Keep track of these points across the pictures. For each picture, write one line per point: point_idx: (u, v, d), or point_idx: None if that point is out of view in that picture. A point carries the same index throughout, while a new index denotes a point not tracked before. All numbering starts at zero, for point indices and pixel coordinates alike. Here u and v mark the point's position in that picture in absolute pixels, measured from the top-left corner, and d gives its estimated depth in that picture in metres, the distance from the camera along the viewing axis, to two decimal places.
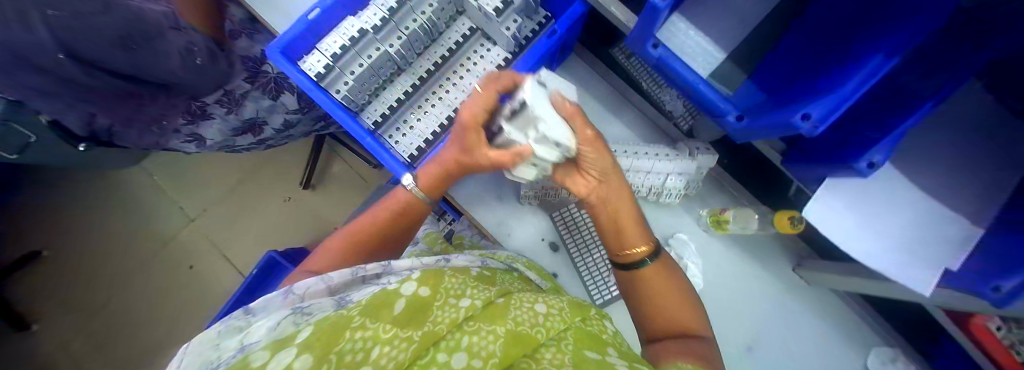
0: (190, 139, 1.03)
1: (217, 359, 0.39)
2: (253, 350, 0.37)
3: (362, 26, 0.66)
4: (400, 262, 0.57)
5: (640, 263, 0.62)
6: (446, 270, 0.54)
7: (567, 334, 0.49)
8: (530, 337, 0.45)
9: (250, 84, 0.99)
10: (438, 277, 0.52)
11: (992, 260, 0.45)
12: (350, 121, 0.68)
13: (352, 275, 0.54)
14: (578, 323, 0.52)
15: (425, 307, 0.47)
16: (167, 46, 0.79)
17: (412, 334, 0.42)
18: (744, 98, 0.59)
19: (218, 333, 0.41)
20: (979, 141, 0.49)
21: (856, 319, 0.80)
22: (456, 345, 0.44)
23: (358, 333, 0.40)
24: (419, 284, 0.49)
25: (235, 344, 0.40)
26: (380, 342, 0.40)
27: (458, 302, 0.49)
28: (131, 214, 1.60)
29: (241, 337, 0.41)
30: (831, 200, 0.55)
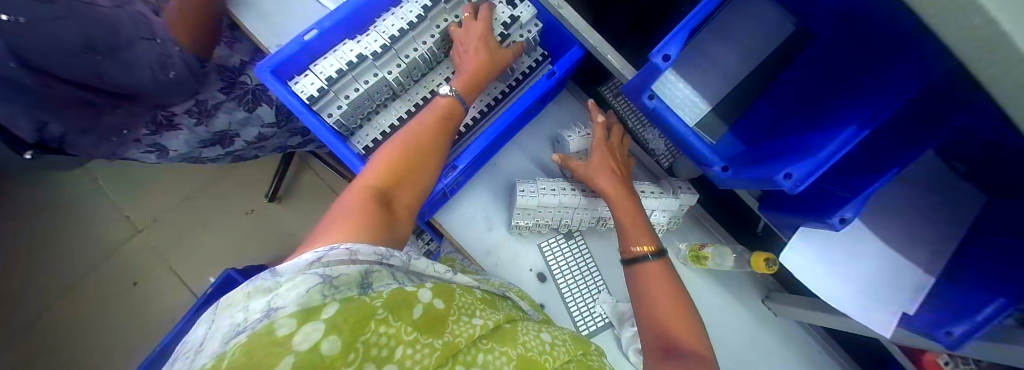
0: (151, 150, 0.95)
1: (245, 322, 0.32)
2: (277, 318, 0.31)
3: (361, 52, 0.66)
4: (419, 262, 0.51)
5: (641, 258, 0.66)
6: (456, 288, 0.52)
7: (571, 364, 0.51)
8: (539, 362, 0.47)
9: (225, 95, 0.94)
10: (449, 294, 0.49)
11: (949, 304, 0.52)
12: (342, 146, 0.66)
13: (377, 260, 0.44)
14: (579, 355, 0.54)
15: (441, 321, 0.44)
16: (138, 58, 0.77)
17: (434, 342, 0.41)
18: (726, 148, 0.65)
19: (248, 294, 0.35)
20: (920, 198, 0.56)
21: (818, 348, 0.85)
22: (472, 360, 0.43)
23: (381, 328, 0.37)
24: (435, 295, 0.45)
25: (261, 306, 0.33)
26: (403, 343, 0.38)
27: (472, 320, 0.48)
28: (65, 224, 1.43)
29: (268, 298, 0.34)
30: (806, 251, 0.58)
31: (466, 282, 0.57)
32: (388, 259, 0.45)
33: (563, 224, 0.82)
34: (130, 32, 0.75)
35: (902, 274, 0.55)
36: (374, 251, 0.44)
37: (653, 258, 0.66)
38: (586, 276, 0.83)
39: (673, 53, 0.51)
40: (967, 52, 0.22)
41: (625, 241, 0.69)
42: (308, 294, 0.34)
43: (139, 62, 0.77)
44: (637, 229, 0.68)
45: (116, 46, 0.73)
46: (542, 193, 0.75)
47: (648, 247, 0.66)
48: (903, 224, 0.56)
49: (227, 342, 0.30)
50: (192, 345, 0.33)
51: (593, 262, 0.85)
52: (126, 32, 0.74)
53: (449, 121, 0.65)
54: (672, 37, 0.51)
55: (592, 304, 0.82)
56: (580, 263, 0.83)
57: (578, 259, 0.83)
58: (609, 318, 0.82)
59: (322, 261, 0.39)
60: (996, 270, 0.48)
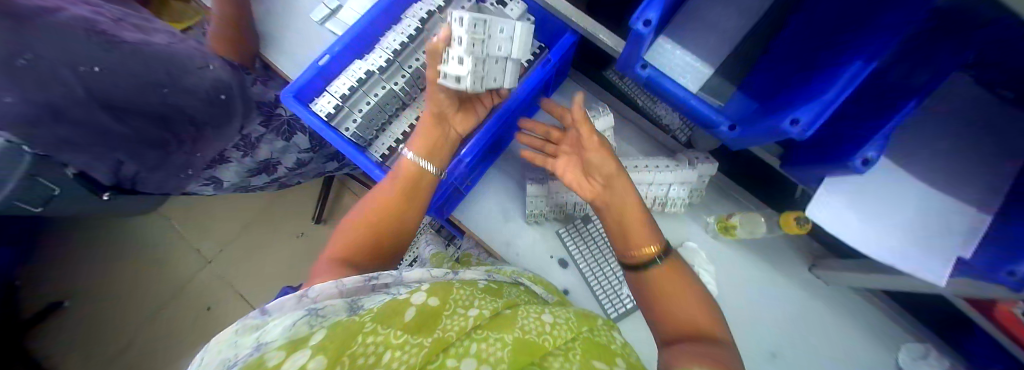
0: (208, 182, 1.08)
1: (234, 358, 0.34)
2: (267, 350, 0.33)
3: (369, 68, 0.72)
4: (411, 272, 0.51)
5: (650, 263, 0.56)
6: (455, 282, 0.50)
7: (575, 344, 0.44)
8: (539, 344, 0.40)
9: (265, 127, 1.05)
10: (447, 289, 0.47)
11: (1002, 244, 0.46)
12: (360, 155, 0.71)
13: (364, 282, 0.47)
14: (587, 331, 0.47)
15: (434, 317, 0.42)
16: (194, 86, 0.89)
17: (423, 340, 0.38)
18: (737, 110, 0.63)
19: (234, 332, 0.36)
20: (964, 135, 0.51)
21: (885, 319, 0.77)
22: (465, 353, 0.39)
23: (369, 338, 0.36)
24: (429, 294, 0.44)
25: (251, 341, 0.35)
26: (391, 348, 0.36)
27: (467, 312, 0.45)
28: (151, 259, 1.65)
29: (258, 333, 0.36)
30: (833, 200, 0.54)
31: (469, 277, 0.56)
32: (377, 279, 0.48)
33: (580, 208, 0.82)
34: (188, 64, 0.88)
35: (945, 216, 0.51)
36: (359, 277, 0.47)
37: (660, 262, 0.56)
38: (610, 259, 0.81)
39: (653, 17, 0.51)
40: None
41: (628, 243, 0.59)
42: (295, 327, 0.36)
43: (193, 87, 0.88)
44: (637, 228, 0.59)
45: (178, 75, 0.86)
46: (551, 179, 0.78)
47: (653, 248, 0.56)
48: (946, 164, 0.52)
49: None
50: None
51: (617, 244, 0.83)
52: (180, 66, 0.86)
53: (413, 192, 0.65)
54: (648, 2, 0.51)
55: (619, 286, 0.80)
56: (602, 246, 0.82)
57: (599, 243, 0.82)
58: None
59: (306, 297, 0.41)
60: None
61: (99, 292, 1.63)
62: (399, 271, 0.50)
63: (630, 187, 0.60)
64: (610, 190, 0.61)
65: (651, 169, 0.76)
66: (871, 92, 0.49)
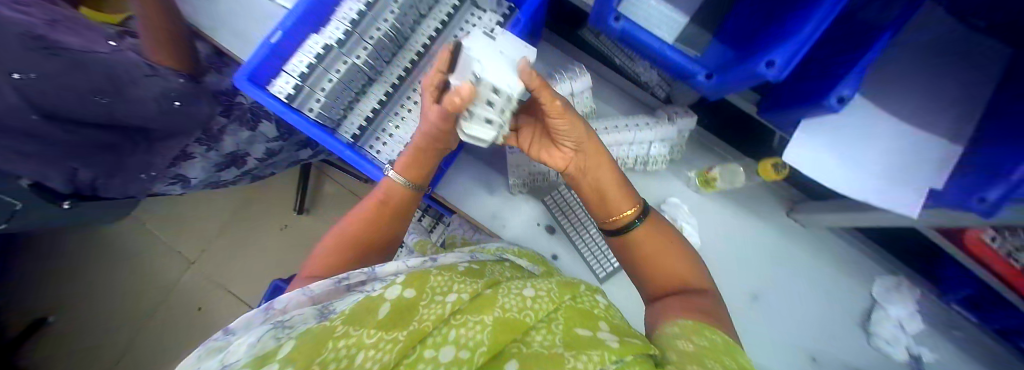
0: (174, 181, 1.02)
1: None
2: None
3: (326, 42, 0.66)
4: (386, 266, 0.50)
5: (629, 226, 0.58)
6: (432, 269, 0.47)
7: (557, 314, 0.44)
8: (520, 321, 0.40)
9: (226, 117, 0.99)
10: (423, 278, 0.45)
11: (968, 175, 0.47)
12: (328, 137, 0.67)
13: (336, 282, 0.47)
14: (569, 301, 0.46)
15: (411, 309, 0.41)
16: (144, 93, 0.82)
17: (397, 334, 0.37)
18: (714, 58, 0.60)
19: (199, 357, 0.36)
20: (939, 67, 0.51)
21: (856, 254, 0.81)
22: (444, 340, 0.38)
23: (343, 342, 0.35)
24: (405, 285, 0.43)
25: (216, 363, 0.34)
26: (364, 348, 0.35)
27: (445, 297, 0.43)
28: (131, 267, 1.59)
29: (221, 356, 0.35)
30: (809, 142, 0.54)
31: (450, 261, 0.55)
32: (348, 279, 0.47)
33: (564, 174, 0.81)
34: (133, 71, 0.81)
35: (916, 153, 0.52)
36: (326, 283, 0.46)
37: (641, 223, 0.58)
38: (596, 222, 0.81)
39: None
40: None
41: (606, 210, 0.60)
42: (261, 344, 0.35)
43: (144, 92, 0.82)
44: (614, 188, 0.59)
45: (121, 83, 0.79)
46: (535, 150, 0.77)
47: (632, 210, 0.58)
48: (920, 97, 0.52)
49: None
50: None
51: None
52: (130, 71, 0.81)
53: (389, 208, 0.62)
54: None
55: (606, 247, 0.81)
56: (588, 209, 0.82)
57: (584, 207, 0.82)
58: None
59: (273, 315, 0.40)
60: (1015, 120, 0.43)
61: (81, 305, 1.57)
62: (371, 268, 0.48)
63: (603, 153, 0.58)
64: (583, 154, 0.57)
65: (630, 128, 0.75)
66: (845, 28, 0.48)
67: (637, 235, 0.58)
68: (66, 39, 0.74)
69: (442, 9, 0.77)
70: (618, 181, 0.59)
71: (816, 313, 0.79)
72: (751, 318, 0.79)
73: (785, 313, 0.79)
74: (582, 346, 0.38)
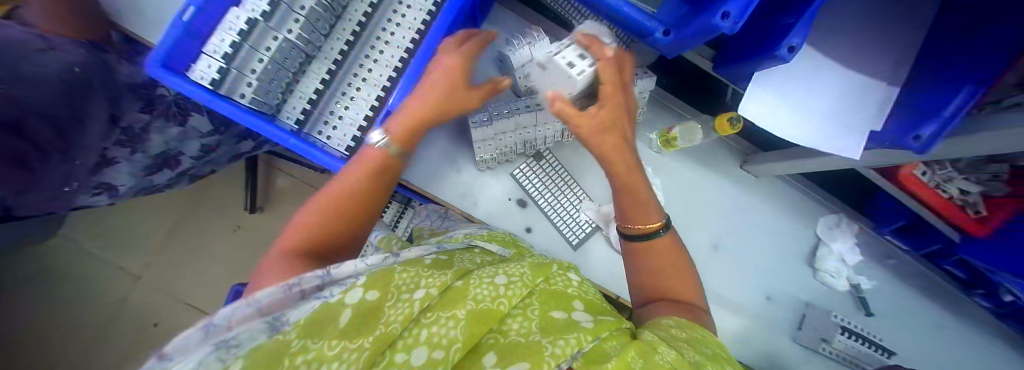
0: (99, 191, 0.90)
1: None
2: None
3: (249, 16, 0.58)
4: (342, 267, 0.40)
5: (652, 234, 0.55)
6: (395, 266, 0.41)
7: (533, 299, 0.41)
8: (494, 310, 0.36)
9: (148, 113, 0.86)
10: (388, 275, 0.39)
11: (908, 116, 0.50)
12: (268, 125, 0.60)
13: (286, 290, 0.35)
14: (542, 284, 0.44)
15: (374, 314, 0.35)
16: (41, 69, 0.68)
17: (363, 341, 0.32)
18: (670, 13, 0.59)
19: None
20: (870, 15, 0.53)
21: (802, 198, 0.87)
22: (416, 342, 0.33)
23: (301, 359, 0.29)
24: (368, 286, 0.36)
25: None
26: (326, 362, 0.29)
27: (412, 295, 0.37)
28: (62, 292, 1.40)
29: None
30: (762, 95, 0.54)
31: (415, 255, 0.47)
32: (299, 284, 0.36)
33: (529, 146, 0.79)
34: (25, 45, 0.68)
35: (864, 93, 0.54)
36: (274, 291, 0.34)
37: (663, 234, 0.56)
38: (564, 190, 0.81)
39: None
40: None
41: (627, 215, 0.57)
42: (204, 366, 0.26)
43: (39, 66, 0.68)
44: (643, 205, 0.56)
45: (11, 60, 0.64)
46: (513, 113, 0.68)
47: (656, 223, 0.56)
48: (861, 41, 0.54)
49: None
50: None
51: (569, 174, 0.82)
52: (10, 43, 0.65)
53: (382, 177, 0.57)
54: None
55: (576, 213, 0.81)
56: (555, 179, 0.81)
57: (553, 177, 0.81)
58: (596, 223, 0.81)
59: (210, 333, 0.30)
60: (965, 53, 0.44)
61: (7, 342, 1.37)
62: (324, 268, 0.38)
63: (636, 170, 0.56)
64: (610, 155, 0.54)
65: None
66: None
67: (656, 245, 0.56)
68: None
69: None
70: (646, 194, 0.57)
71: (775, 255, 0.85)
72: (709, 266, 0.83)
73: (744, 257, 0.85)
74: (559, 332, 0.35)
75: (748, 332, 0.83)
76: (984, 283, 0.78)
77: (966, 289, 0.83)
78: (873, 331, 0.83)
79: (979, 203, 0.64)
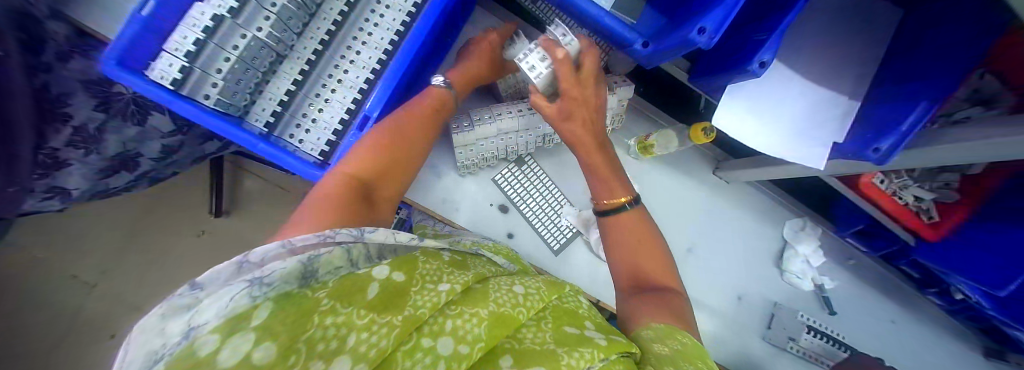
0: (50, 195, 0.84)
1: (164, 349, 0.25)
2: (200, 336, 0.24)
3: (214, 12, 0.55)
4: (375, 234, 0.39)
5: (619, 208, 0.61)
6: (419, 256, 0.42)
7: (546, 313, 0.42)
8: (515, 317, 0.37)
9: (104, 112, 0.81)
10: (411, 262, 0.40)
11: (867, 128, 0.53)
12: (234, 129, 0.57)
13: (321, 241, 0.36)
14: (555, 301, 0.44)
15: (400, 294, 0.35)
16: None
17: (392, 319, 0.32)
18: (647, 26, 0.61)
19: (162, 316, 0.26)
20: (837, 32, 0.55)
21: (771, 203, 0.91)
22: (441, 330, 0.33)
23: (328, 320, 0.30)
24: (394, 268, 0.37)
25: (181, 327, 0.26)
26: (357, 330, 0.30)
27: (439, 286, 0.37)
28: (7, 302, 1.28)
29: (189, 317, 0.26)
30: (733, 105, 0.56)
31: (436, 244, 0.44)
32: (336, 236, 0.37)
33: (510, 151, 0.79)
34: None
35: (829, 106, 0.57)
36: (314, 236, 0.36)
37: (630, 209, 0.61)
38: (545, 195, 0.81)
39: None
40: None
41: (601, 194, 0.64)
42: (234, 303, 0.27)
43: None
44: (609, 182, 0.63)
45: None
46: (500, 119, 0.71)
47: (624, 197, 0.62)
48: (828, 54, 0.56)
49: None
50: None
51: (549, 179, 0.82)
52: None
53: (440, 114, 0.64)
54: None
55: (557, 218, 0.81)
56: (536, 184, 0.81)
57: (534, 182, 0.81)
58: (576, 228, 0.82)
59: (249, 259, 0.32)
60: (921, 71, 0.47)
61: None
62: (361, 229, 0.38)
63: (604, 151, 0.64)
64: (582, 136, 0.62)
65: None
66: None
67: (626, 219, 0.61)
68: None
69: None
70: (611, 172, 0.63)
71: (747, 258, 0.89)
72: (685, 269, 0.86)
73: (717, 260, 0.87)
74: (572, 343, 0.36)
75: (721, 333, 0.86)
76: (936, 281, 0.83)
77: (920, 287, 0.89)
78: (835, 329, 0.88)
79: (932, 209, 0.68)
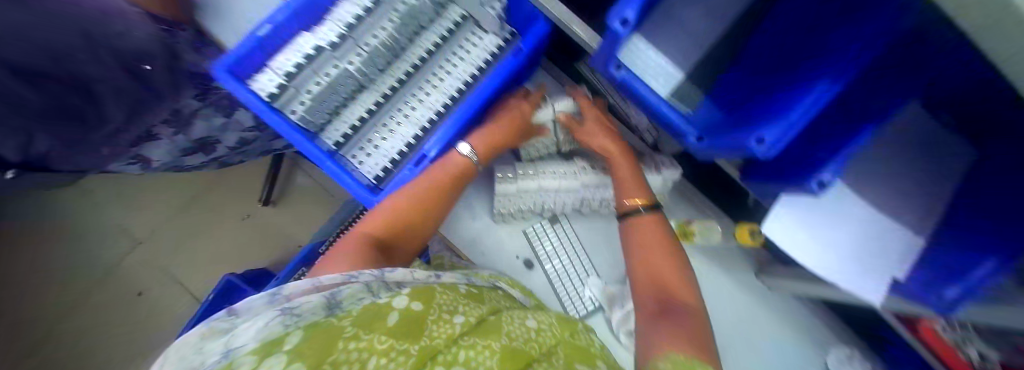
0: (133, 161, 0.94)
1: (203, 365, 0.37)
2: (238, 356, 0.37)
3: (318, 44, 0.65)
4: (394, 273, 0.51)
5: (635, 211, 0.68)
6: (437, 287, 0.56)
7: (557, 348, 0.55)
8: (524, 352, 0.51)
9: (201, 101, 0.92)
10: (429, 294, 0.54)
11: (941, 273, 0.50)
12: (307, 143, 0.64)
13: (343, 280, 0.47)
14: (567, 337, 0.57)
15: (420, 324, 0.49)
16: (135, 43, 0.76)
17: (409, 348, 0.46)
18: (705, 117, 0.58)
19: (202, 336, 0.38)
20: (916, 162, 0.53)
21: (815, 320, 0.84)
22: (453, 360, 0.48)
23: (352, 344, 0.44)
24: (413, 299, 0.51)
25: (219, 347, 0.38)
26: (375, 354, 0.45)
27: (452, 318, 0.52)
28: (68, 240, 1.41)
29: (226, 339, 0.38)
30: (787, 217, 0.55)
31: (451, 281, 0.58)
32: (359, 276, 0.48)
33: (546, 209, 0.80)
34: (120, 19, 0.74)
35: (891, 236, 0.54)
36: (340, 275, 0.47)
37: (647, 212, 0.67)
38: (573, 261, 0.81)
39: (631, 17, 0.46)
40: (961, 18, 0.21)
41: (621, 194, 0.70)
42: (268, 330, 0.39)
43: (117, 42, 0.73)
44: (630, 185, 0.70)
45: (105, 24, 0.71)
46: (541, 175, 0.75)
47: (642, 200, 0.68)
48: (900, 183, 0.53)
49: None
50: None
51: (580, 245, 0.82)
52: (114, 26, 0.73)
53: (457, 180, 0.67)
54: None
55: (581, 288, 0.80)
56: (567, 249, 0.81)
57: (565, 244, 0.81)
58: (599, 302, 0.80)
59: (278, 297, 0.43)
60: (1004, 227, 0.45)
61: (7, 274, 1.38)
62: (382, 270, 0.49)
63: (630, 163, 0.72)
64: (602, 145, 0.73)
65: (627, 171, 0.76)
66: (845, 111, 0.48)
67: (639, 221, 0.68)
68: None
69: (444, 23, 0.75)
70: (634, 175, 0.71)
71: None
72: None
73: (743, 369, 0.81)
74: None
75: None
76: None
77: None
78: None
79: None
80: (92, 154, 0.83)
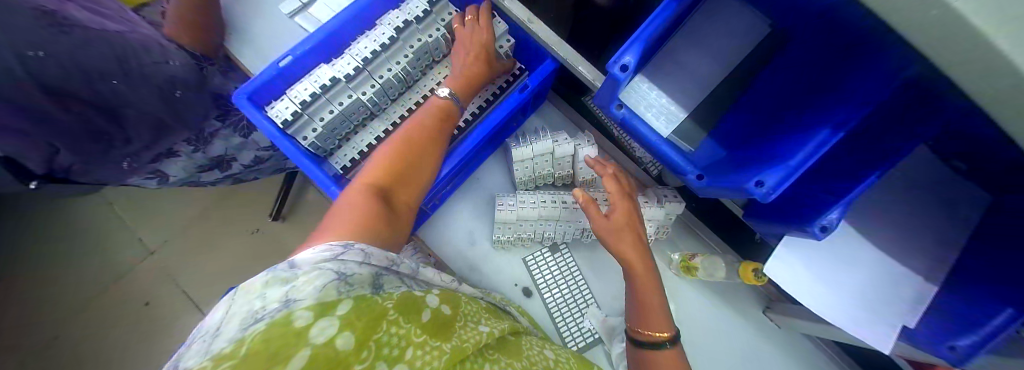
0: (151, 176, 0.96)
1: (262, 311, 0.32)
2: (296, 309, 0.32)
3: (334, 75, 0.67)
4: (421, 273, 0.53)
5: (659, 345, 0.62)
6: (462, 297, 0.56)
7: None
8: None
9: (221, 122, 0.96)
10: (455, 301, 0.53)
11: (947, 319, 0.49)
12: (316, 169, 0.66)
13: (387, 265, 0.45)
14: None
15: (450, 325, 0.48)
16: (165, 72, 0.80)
17: (442, 345, 0.43)
18: (706, 155, 0.59)
19: (264, 284, 0.34)
20: (928, 211, 0.52)
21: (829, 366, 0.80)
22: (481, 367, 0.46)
23: (393, 329, 0.39)
24: (441, 301, 0.49)
25: (279, 296, 0.33)
26: (413, 345, 0.40)
27: (478, 328, 0.52)
28: (88, 246, 1.45)
29: (286, 288, 0.34)
30: (794, 260, 0.54)
31: (470, 293, 0.63)
32: (398, 266, 0.47)
33: (547, 238, 0.80)
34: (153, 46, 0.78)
35: (899, 285, 0.52)
36: (385, 255, 0.45)
37: (669, 346, 0.62)
38: (573, 290, 0.80)
39: (631, 62, 0.47)
40: (977, 94, 0.21)
41: (643, 321, 0.64)
42: (324, 291, 0.34)
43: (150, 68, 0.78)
44: (655, 312, 0.64)
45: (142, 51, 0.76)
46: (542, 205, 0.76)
47: (665, 334, 0.63)
48: (907, 229, 0.52)
49: (245, 327, 0.30)
50: (208, 332, 0.32)
51: (581, 275, 0.81)
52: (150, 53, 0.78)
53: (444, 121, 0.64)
54: (629, 44, 0.47)
55: (580, 320, 0.79)
56: (566, 277, 0.80)
57: (564, 273, 0.80)
58: (598, 334, 0.78)
59: (341, 257, 0.39)
60: (994, 271, 0.45)
61: (24, 280, 1.42)
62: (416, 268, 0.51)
63: (654, 276, 0.65)
64: (624, 245, 0.65)
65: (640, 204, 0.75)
66: (848, 156, 0.48)
67: (661, 354, 0.62)
68: (81, 13, 0.70)
69: None
70: (658, 299, 0.64)
71: None
72: None
73: None
74: None
75: None
76: None
77: None
78: None
79: None
80: (116, 168, 0.87)
